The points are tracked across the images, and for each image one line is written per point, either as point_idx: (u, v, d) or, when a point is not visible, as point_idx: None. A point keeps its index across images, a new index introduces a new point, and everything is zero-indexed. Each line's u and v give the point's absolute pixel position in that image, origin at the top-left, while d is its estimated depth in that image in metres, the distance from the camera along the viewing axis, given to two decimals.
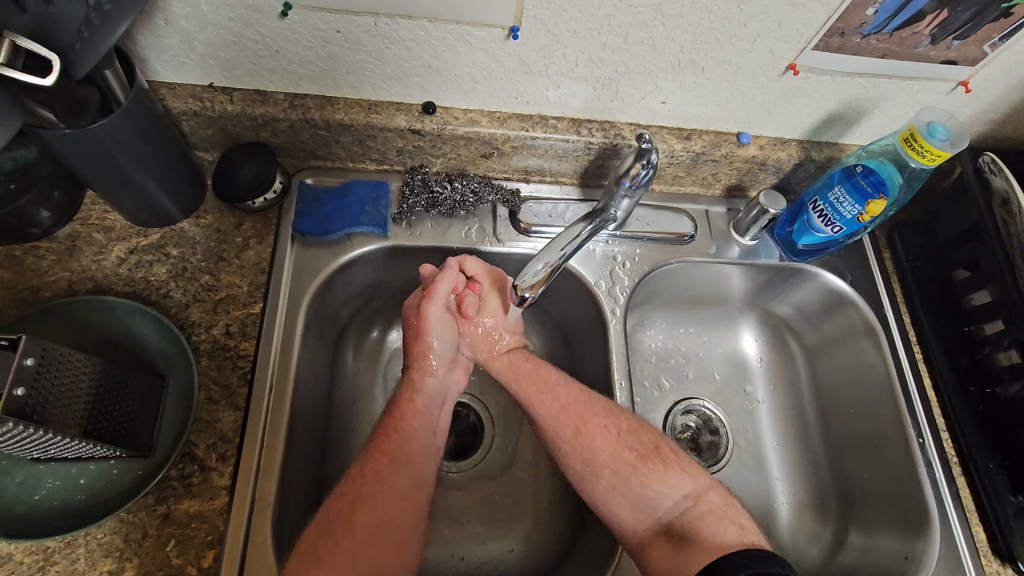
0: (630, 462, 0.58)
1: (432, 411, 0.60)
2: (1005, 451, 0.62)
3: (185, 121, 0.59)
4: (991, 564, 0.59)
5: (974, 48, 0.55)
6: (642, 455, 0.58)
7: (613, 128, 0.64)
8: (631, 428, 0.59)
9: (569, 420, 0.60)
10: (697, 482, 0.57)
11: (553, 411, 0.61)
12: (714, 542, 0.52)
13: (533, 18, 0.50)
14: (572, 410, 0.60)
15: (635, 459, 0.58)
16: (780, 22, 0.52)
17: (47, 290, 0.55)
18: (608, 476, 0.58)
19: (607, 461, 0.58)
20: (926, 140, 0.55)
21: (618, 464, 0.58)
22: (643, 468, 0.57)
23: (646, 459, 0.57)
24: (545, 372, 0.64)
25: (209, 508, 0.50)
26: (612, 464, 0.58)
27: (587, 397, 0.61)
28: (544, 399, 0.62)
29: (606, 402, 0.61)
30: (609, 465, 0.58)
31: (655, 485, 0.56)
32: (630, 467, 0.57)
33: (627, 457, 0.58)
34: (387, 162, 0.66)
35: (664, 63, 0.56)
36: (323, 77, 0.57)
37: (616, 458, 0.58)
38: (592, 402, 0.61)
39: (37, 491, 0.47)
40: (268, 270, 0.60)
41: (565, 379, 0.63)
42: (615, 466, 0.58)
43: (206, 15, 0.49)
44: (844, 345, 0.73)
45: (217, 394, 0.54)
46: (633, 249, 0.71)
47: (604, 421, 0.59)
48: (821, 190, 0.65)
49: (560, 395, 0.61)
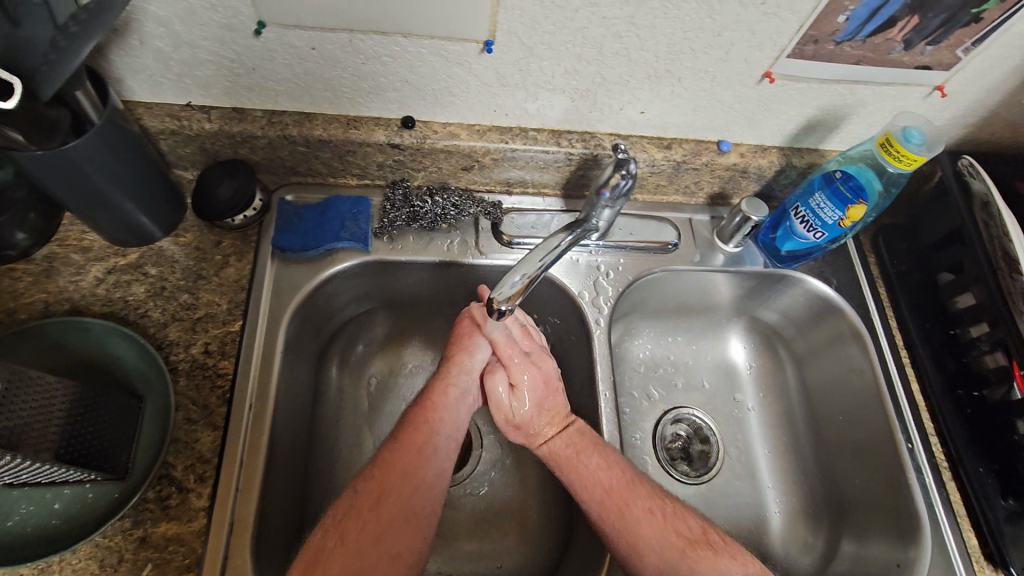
0: (677, 547, 0.52)
1: (461, 404, 0.60)
2: (994, 455, 0.62)
3: (162, 140, 0.58)
4: (983, 570, 0.59)
5: (947, 53, 0.55)
6: (690, 540, 0.52)
7: (593, 139, 0.64)
8: (677, 511, 0.54)
9: (611, 504, 0.54)
10: (749, 568, 0.51)
11: (594, 494, 0.55)
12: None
13: (508, 32, 0.51)
14: (615, 491, 0.55)
15: (682, 543, 0.52)
16: (754, 30, 0.52)
17: (22, 312, 0.54)
18: (655, 562, 0.51)
19: (653, 548, 0.52)
20: (902, 145, 0.55)
21: (665, 549, 0.52)
22: (691, 552, 0.51)
23: (694, 544, 0.52)
24: (585, 449, 0.58)
25: (187, 530, 0.49)
26: (658, 548, 0.52)
27: (630, 478, 0.56)
28: (584, 484, 0.56)
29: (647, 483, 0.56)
30: (656, 550, 0.52)
31: (706, 571, 0.51)
32: (678, 552, 0.51)
33: (673, 541, 0.52)
34: (368, 177, 0.66)
35: (640, 74, 0.56)
36: (300, 94, 0.57)
37: (662, 542, 0.52)
38: (634, 484, 0.56)
39: (10, 517, 0.47)
40: (248, 287, 0.60)
41: (610, 461, 0.57)
42: (661, 551, 0.52)
43: (181, 34, 0.49)
44: (833, 350, 0.73)
45: (196, 414, 0.53)
46: (617, 258, 0.71)
47: (648, 504, 0.54)
48: (802, 196, 0.65)
49: (602, 477, 0.56)
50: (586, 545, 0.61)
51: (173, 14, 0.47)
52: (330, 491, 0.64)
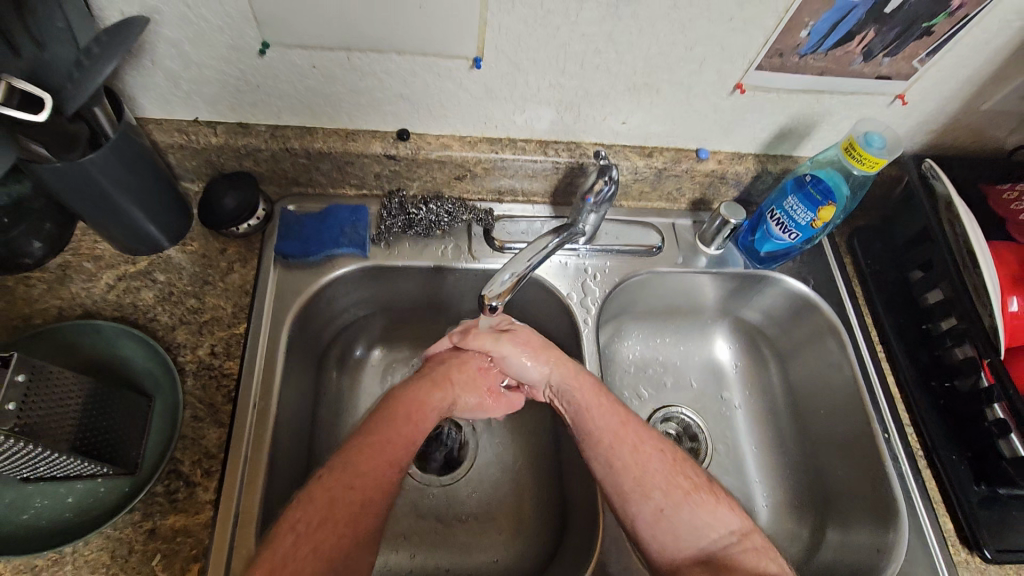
0: (682, 488, 0.55)
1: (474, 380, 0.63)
2: (965, 442, 0.65)
3: (171, 154, 0.62)
4: (960, 554, 0.61)
5: (904, 64, 0.59)
6: (694, 485, 0.56)
7: (578, 149, 0.68)
8: (682, 459, 0.58)
9: (627, 436, 0.58)
10: (744, 520, 0.55)
11: (610, 426, 0.58)
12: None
13: (495, 49, 0.54)
14: (630, 428, 0.58)
15: (687, 487, 0.55)
16: (723, 45, 0.56)
17: (37, 317, 0.57)
18: (658, 498, 0.54)
19: (659, 483, 0.55)
20: (864, 149, 0.59)
21: (670, 487, 0.55)
22: (696, 497, 0.55)
23: (699, 488, 0.56)
24: (602, 387, 0.62)
25: (194, 522, 0.51)
26: (664, 486, 0.55)
27: (643, 422, 0.60)
28: (601, 415, 0.59)
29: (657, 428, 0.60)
30: (661, 487, 0.55)
31: (705, 515, 0.54)
32: (683, 492, 0.55)
33: (679, 484, 0.56)
34: (366, 187, 0.70)
35: (620, 86, 0.60)
36: (302, 109, 0.61)
37: (668, 483, 0.55)
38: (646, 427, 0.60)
39: (26, 511, 0.49)
40: (251, 292, 0.63)
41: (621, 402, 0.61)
42: (667, 489, 0.55)
43: (190, 55, 0.53)
44: (813, 347, 0.76)
45: (202, 412, 0.56)
46: (604, 261, 0.74)
47: (659, 446, 0.58)
48: (777, 199, 0.68)
49: (621, 412, 0.60)
50: (578, 536, 0.63)
51: (185, 36, 0.51)
52: None
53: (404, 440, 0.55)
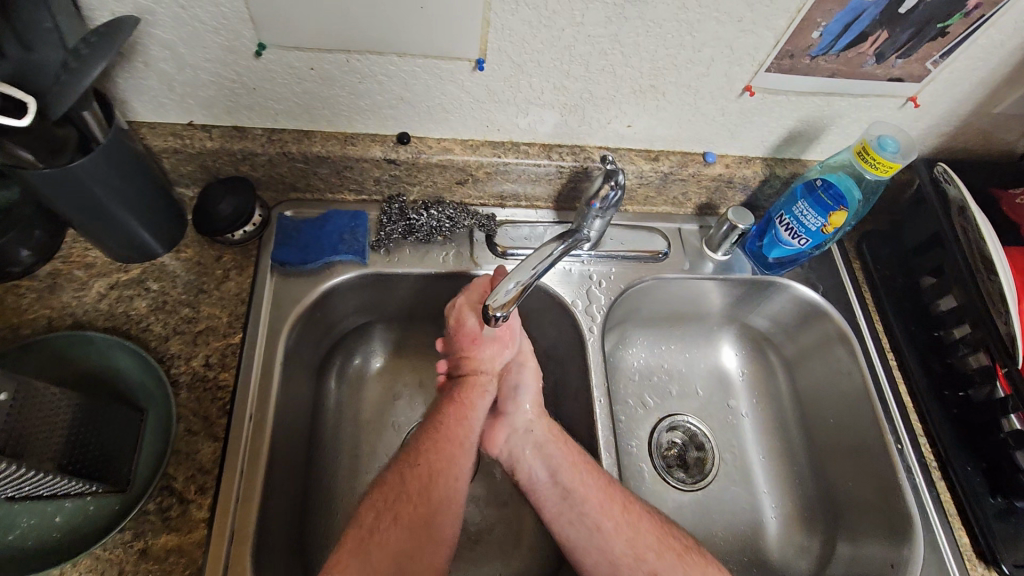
0: (673, 550, 0.56)
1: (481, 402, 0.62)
2: (980, 453, 0.63)
3: (165, 159, 0.60)
4: (976, 568, 0.59)
5: (917, 66, 0.58)
6: (682, 544, 0.57)
7: (582, 152, 0.66)
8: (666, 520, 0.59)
9: (615, 498, 0.58)
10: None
11: (595, 491, 0.58)
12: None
13: (498, 51, 0.53)
14: (613, 493, 0.58)
15: (678, 549, 0.56)
16: (733, 46, 0.54)
17: (26, 327, 0.55)
18: (651, 561, 0.56)
19: (650, 546, 0.56)
20: (877, 153, 0.58)
21: (662, 548, 0.56)
22: (688, 559, 0.55)
23: (690, 549, 0.56)
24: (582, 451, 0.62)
25: (188, 540, 0.49)
26: (655, 548, 0.56)
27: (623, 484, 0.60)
28: (584, 479, 0.59)
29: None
30: (654, 548, 0.56)
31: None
32: (674, 554, 0.56)
33: (669, 544, 0.56)
34: (365, 193, 0.68)
35: (626, 89, 0.59)
36: (299, 112, 0.59)
37: (658, 545, 0.56)
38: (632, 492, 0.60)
39: (12, 530, 0.47)
40: (248, 300, 0.61)
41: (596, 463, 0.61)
42: (658, 551, 0.56)
43: (184, 57, 0.51)
44: (822, 354, 0.74)
45: (196, 426, 0.54)
46: (608, 268, 0.72)
47: (644, 507, 0.59)
48: (786, 204, 0.67)
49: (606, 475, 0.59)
50: None
51: (179, 38, 0.50)
52: (329, 504, 0.64)
53: (463, 420, 0.60)
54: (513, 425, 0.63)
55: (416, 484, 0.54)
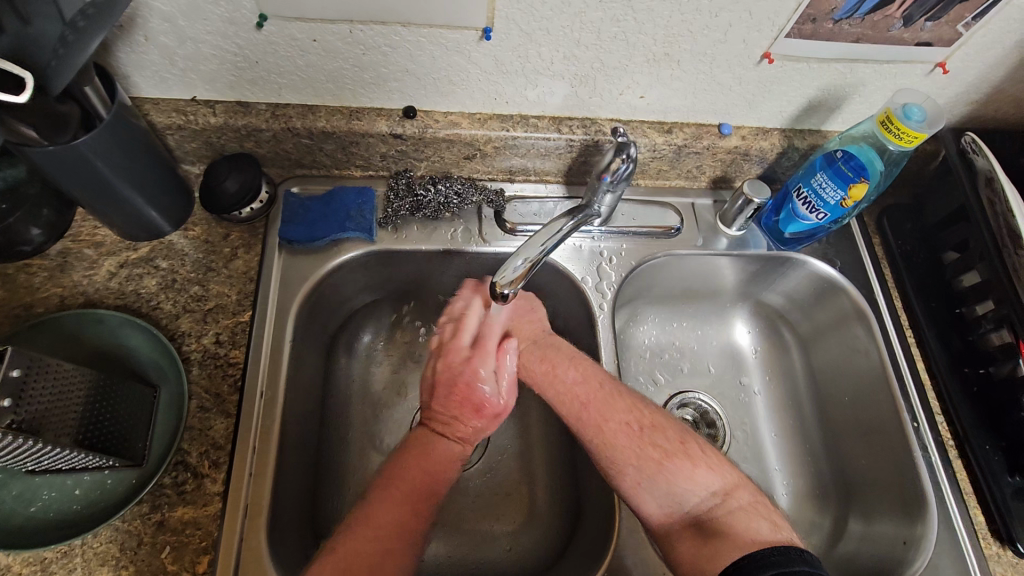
0: (653, 459, 0.55)
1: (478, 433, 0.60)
2: (1001, 432, 0.62)
3: (170, 136, 0.60)
4: (990, 547, 0.59)
5: (948, 29, 0.55)
6: (666, 451, 0.55)
7: (593, 125, 0.64)
8: (654, 424, 0.57)
9: (591, 417, 0.58)
10: (725, 479, 0.53)
11: (574, 408, 0.59)
12: (751, 535, 0.49)
13: (506, 19, 0.51)
14: (592, 407, 0.58)
15: (659, 456, 0.55)
16: (751, 11, 0.52)
17: (39, 306, 0.56)
18: (632, 473, 0.55)
19: (630, 458, 0.55)
20: (902, 122, 0.56)
21: (642, 459, 0.55)
22: (668, 466, 0.54)
23: (672, 456, 0.55)
24: (568, 363, 0.61)
25: (203, 514, 0.50)
26: (635, 460, 0.55)
27: (607, 392, 0.59)
28: (563, 399, 0.60)
29: (627, 397, 0.59)
30: (633, 462, 0.55)
31: (679, 481, 0.53)
32: (655, 463, 0.54)
33: (651, 454, 0.55)
34: (372, 168, 0.67)
35: (639, 58, 0.56)
36: (303, 86, 0.58)
37: (639, 455, 0.55)
38: (614, 398, 0.58)
39: (33, 503, 0.48)
40: (256, 278, 0.61)
41: (584, 374, 0.60)
42: (637, 463, 0.55)
43: (184, 29, 0.50)
44: (838, 332, 0.73)
45: (208, 403, 0.55)
46: (620, 244, 0.71)
47: (625, 418, 0.57)
48: (804, 177, 0.65)
49: (579, 392, 0.59)
50: (593, 530, 0.61)
51: (178, 10, 0.48)
52: (341, 480, 0.65)
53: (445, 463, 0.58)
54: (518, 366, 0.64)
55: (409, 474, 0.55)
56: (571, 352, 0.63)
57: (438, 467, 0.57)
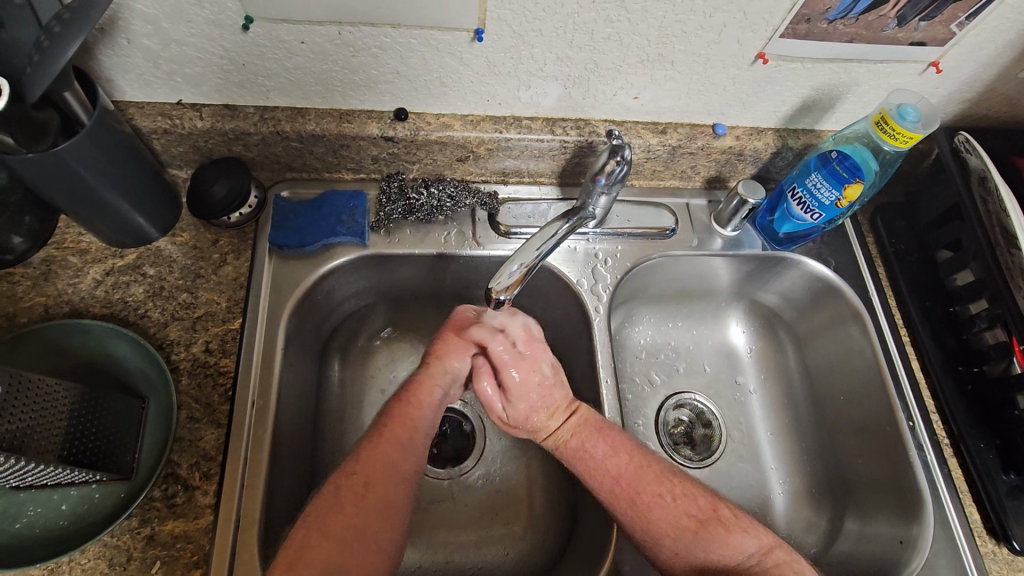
0: (689, 529, 0.52)
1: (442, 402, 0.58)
2: (994, 430, 0.62)
3: (155, 140, 0.58)
4: (986, 545, 0.59)
5: (942, 28, 0.55)
6: (701, 519, 0.53)
7: (587, 126, 0.64)
8: (686, 491, 0.55)
9: (623, 492, 0.54)
10: (762, 539, 0.52)
11: (605, 483, 0.55)
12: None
13: (498, 20, 0.50)
14: (624, 480, 0.55)
15: (695, 525, 0.52)
16: (746, 11, 0.51)
17: (23, 316, 0.54)
18: (670, 544, 0.52)
19: (667, 531, 0.52)
20: (897, 123, 0.55)
21: (679, 533, 0.52)
22: (705, 534, 0.52)
23: (707, 524, 0.52)
24: (598, 432, 0.58)
25: (194, 527, 0.49)
26: (671, 533, 0.52)
27: (635, 464, 0.56)
28: (593, 474, 0.56)
29: (656, 467, 0.56)
30: (669, 535, 0.52)
31: (718, 548, 0.51)
32: (692, 534, 0.52)
33: (687, 524, 0.52)
34: (363, 171, 0.66)
35: (633, 58, 0.56)
36: (293, 89, 0.57)
37: (675, 527, 0.52)
38: (645, 467, 0.56)
39: (18, 519, 0.47)
40: (246, 284, 0.60)
41: (613, 446, 0.57)
42: (675, 536, 0.52)
43: (168, 32, 0.49)
44: (833, 332, 0.73)
45: (199, 413, 0.54)
46: (614, 246, 0.71)
47: (657, 489, 0.54)
48: (799, 177, 0.64)
49: (609, 467, 0.55)
50: (590, 533, 0.61)
51: (161, 12, 0.47)
52: None
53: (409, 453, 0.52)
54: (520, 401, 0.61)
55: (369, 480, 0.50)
56: (597, 423, 0.59)
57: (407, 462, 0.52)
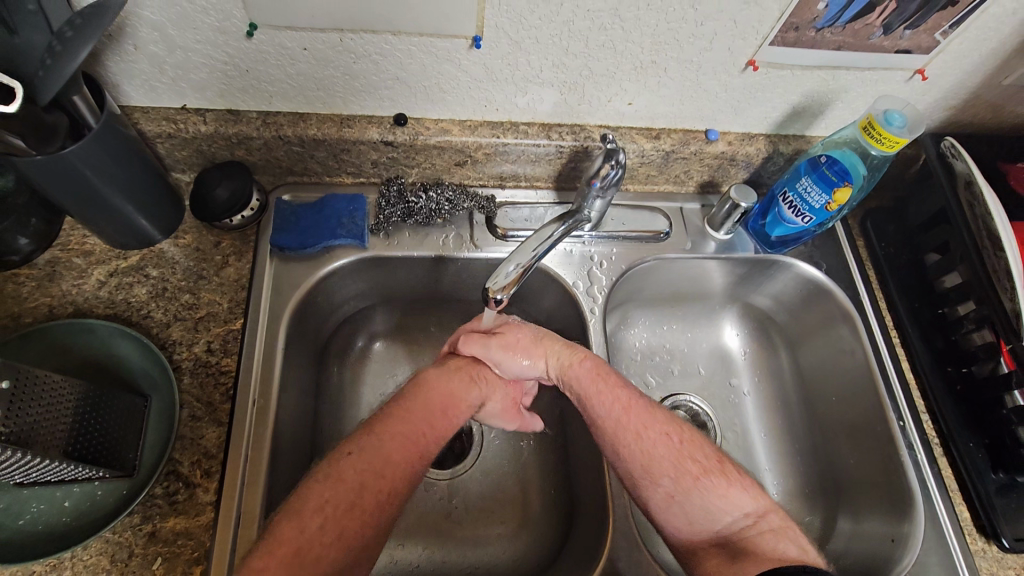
0: (691, 474, 0.55)
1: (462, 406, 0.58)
2: (983, 430, 0.63)
3: (160, 144, 0.59)
4: (976, 542, 0.60)
5: (926, 37, 0.56)
6: (704, 467, 0.55)
7: (583, 131, 0.65)
8: (692, 440, 0.57)
9: (630, 424, 0.57)
10: (759, 502, 0.54)
11: (613, 411, 0.57)
12: (779, 558, 0.51)
13: (495, 28, 0.52)
14: (633, 413, 0.57)
15: (697, 470, 0.55)
16: (736, 20, 0.53)
17: (27, 316, 0.55)
18: (667, 485, 0.54)
19: (667, 469, 0.55)
20: (884, 128, 0.57)
21: (679, 473, 0.55)
22: (706, 482, 0.54)
23: (709, 473, 0.55)
24: (612, 372, 0.60)
25: (195, 524, 0.50)
26: (672, 472, 0.55)
27: (647, 402, 0.58)
28: (602, 399, 0.58)
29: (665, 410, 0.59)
30: (671, 475, 0.54)
31: (716, 499, 0.54)
32: (693, 477, 0.54)
33: (689, 468, 0.55)
34: (363, 175, 0.67)
35: (627, 65, 0.57)
36: (295, 94, 0.58)
37: (677, 467, 0.55)
38: (652, 409, 0.58)
39: (21, 516, 0.48)
40: (248, 286, 0.61)
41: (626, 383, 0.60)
42: (676, 478, 0.54)
43: (174, 39, 0.51)
44: (825, 333, 0.74)
45: (200, 411, 0.54)
46: (610, 248, 0.72)
47: (665, 428, 0.57)
48: (790, 181, 0.66)
49: (622, 396, 0.58)
50: (586, 532, 0.61)
51: (168, 19, 0.49)
52: None
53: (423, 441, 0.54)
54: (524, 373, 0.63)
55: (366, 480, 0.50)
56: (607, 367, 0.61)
57: (414, 435, 0.54)
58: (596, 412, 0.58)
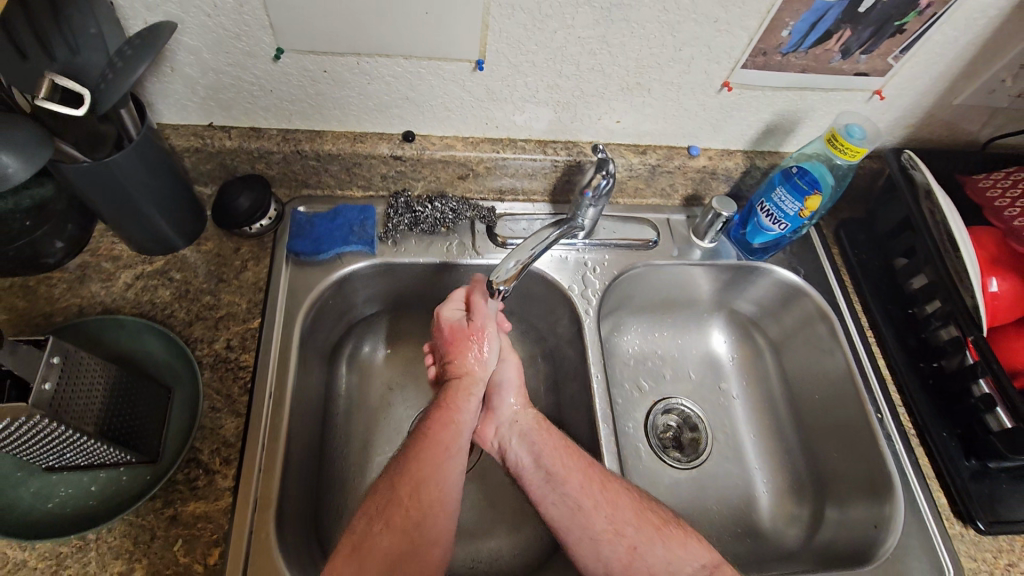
0: (652, 524, 0.58)
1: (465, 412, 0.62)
2: (954, 420, 0.68)
3: (187, 157, 0.65)
4: (953, 526, 0.63)
5: (880, 61, 0.63)
6: (662, 519, 0.58)
7: (575, 147, 0.71)
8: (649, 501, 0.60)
9: (595, 478, 0.60)
10: (712, 554, 0.56)
11: (576, 469, 0.61)
12: None
13: (496, 53, 0.58)
14: (597, 471, 0.61)
15: (658, 523, 0.58)
16: (710, 46, 0.60)
17: (58, 314, 0.59)
18: (632, 535, 0.57)
19: (630, 520, 0.58)
20: (846, 140, 0.63)
21: (641, 523, 0.58)
22: (667, 532, 0.57)
23: (668, 523, 0.58)
24: (573, 445, 0.64)
25: (215, 508, 0.53)
26: (634, 523, 0.58)
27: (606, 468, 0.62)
28: (570, 456, 0.62)
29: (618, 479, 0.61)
30: (633, 523, 0.58)
31: (677, 549, 0.56)
32: (654, 526, 0.57)
33: (650, 518, 0.58)
34: (373, 188, 0.73)
35: (614, 86, 0.64)
36: (312, 113, 0.64)
37: (638, 518, 0.58)
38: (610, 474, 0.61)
39: (51, 499, 0.51)
40: (265, 288, 0.65)
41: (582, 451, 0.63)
42: (637, 526, 0.57)
43: (207, 62, 0.56)
44: (805, 335, 0.79)
45: (220, 403, 0.57)
46: (602, 255, 0.77)
47: (626, 485, 0.60)
48: (766, 191, 0.72)
49: (587, 457, 0.62)
50: None
51: (204, 44, 0.54)
52: (343, 481, 0.68)
53: (446, 427, 0.59)
54: (500, 418, 0.67)
55: (402, 492, 0.53)
56: (561, 442, 0.64)
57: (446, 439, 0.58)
58: (564, 468, 0.61)
